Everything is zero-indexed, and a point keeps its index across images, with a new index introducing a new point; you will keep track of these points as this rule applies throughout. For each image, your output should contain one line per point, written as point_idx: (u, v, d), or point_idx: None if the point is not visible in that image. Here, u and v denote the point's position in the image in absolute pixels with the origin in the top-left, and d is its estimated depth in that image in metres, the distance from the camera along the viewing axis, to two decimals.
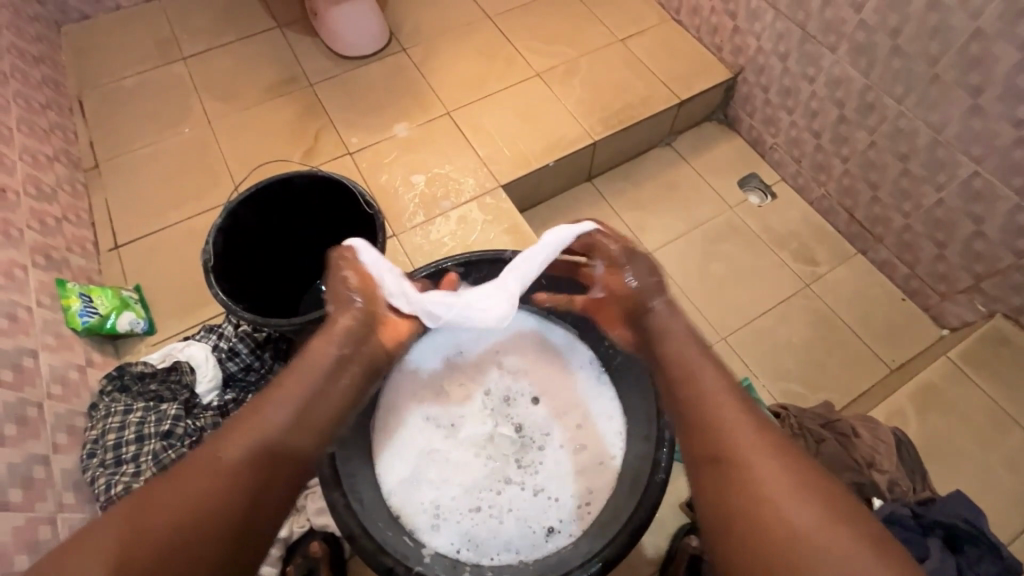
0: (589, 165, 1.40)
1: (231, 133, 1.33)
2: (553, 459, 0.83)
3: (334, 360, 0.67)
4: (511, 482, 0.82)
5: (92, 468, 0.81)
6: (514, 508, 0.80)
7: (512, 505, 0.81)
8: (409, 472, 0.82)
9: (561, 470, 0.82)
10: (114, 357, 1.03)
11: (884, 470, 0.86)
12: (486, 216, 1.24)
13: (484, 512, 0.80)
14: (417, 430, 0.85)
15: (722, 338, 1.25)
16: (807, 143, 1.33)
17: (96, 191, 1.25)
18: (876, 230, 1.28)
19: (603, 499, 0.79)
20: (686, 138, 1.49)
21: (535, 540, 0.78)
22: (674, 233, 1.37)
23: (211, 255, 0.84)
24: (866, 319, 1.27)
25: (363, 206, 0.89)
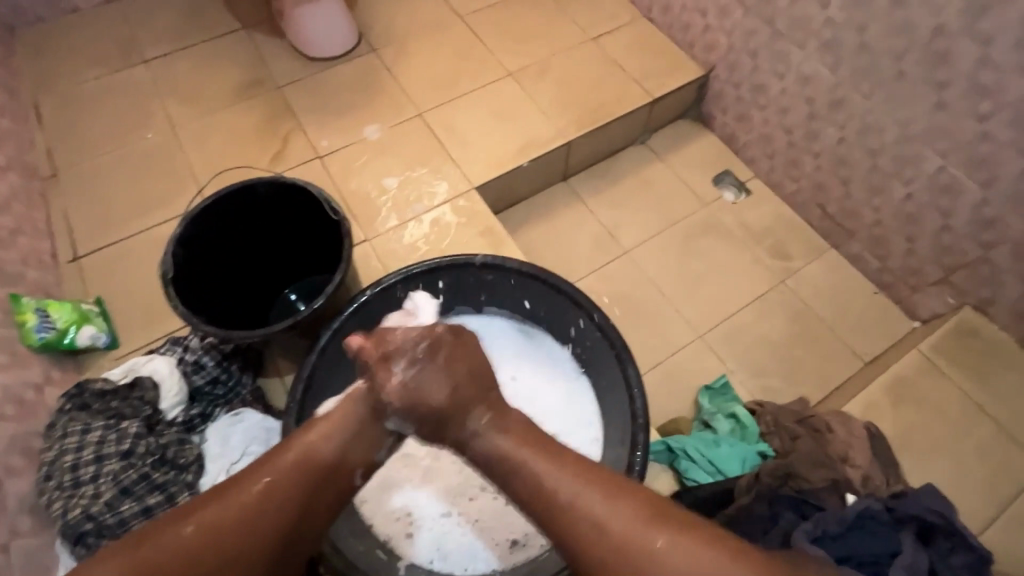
0: (564, 165, 1.39)
1: (197, 138, 1.29)
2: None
3: None
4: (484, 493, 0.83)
5: (48, 492, 0.78)
6: (482, 518, 0.80)
7: (481, 515, 0.81)
8: (382, 482, 0.82)
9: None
10: (74, 372, 0.99)
11: (857, 464, 0.87)
12: (459, 219, 1.22)
13: (453, 520, 0.80)
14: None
15: (699, 336, 1.25)
16: (779, 139, 1.34)
17: (54, 200, 1.20)
18: (848, 225, 1.29)
19: None
20: (661, 136, 1.49)
21: (500, 553, 0.78)
22: (650, 231, 1.37)
23: (170, 267, 0.82)
24: (840, 313, 1.28)
25: (329, 213, 0.87)
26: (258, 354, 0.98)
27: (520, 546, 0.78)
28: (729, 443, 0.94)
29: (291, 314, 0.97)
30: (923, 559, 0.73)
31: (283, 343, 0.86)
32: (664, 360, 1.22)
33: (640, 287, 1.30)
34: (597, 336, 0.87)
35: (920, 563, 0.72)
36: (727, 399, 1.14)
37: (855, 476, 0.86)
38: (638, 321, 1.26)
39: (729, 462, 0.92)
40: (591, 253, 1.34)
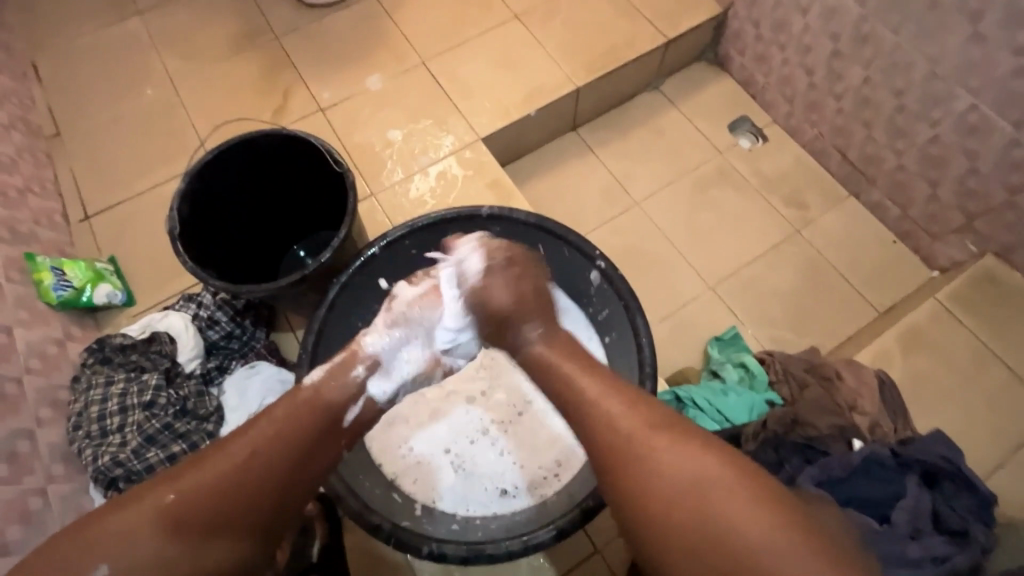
0: (574, 113, 1.34)
1: (197, 92, 1.26)
2: (530, 431, 0.86)
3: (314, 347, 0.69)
4: (484, 445, 0.86)
5: (78, 440, 0.81)
6: (483, 464, 0.84)
7: (478, 463, 0.84)
8: (395, 418, 0.87)
9: (533, 444, 0.85)
10: (94, 329, 1.02)
11: (866, 412, 0.84)
12: (466, 170, 1.20)
13: (456, 460, 0.84)
14: None
15: (710, 288, 1.24)
16: (800, 81, 1.27)
17: (60, 160, 1.20)
18: (868, 171, 1.25)
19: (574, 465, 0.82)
20: (675, 81, 1.43)
21: (488, 502, 0.81)
22: (662, 181, 1.34)
23: (176, 223, 0.82)
24: (855, 262, 1.25)
25: (332, 165, 0.86)
26: (270, 310, 1.00)
27: (509, 498, 0.81)
28: (737, 392, 0.94)
29: (300, 269, 0.98)
30: (927, 500, 0.74)
31: (293, 296, 0.87)
32: (675, 311, 1.21)
33: (651, 238, 1.28)
34: (607, 289, 0.85)
35: (924, 505, 0.73)
36: (737, 350, 1.14)
37: (863, 423, 0.84)
38: (647, 272, 1.25)
39: (736, 410, 0.91)
40: (600, 204, 1.31)
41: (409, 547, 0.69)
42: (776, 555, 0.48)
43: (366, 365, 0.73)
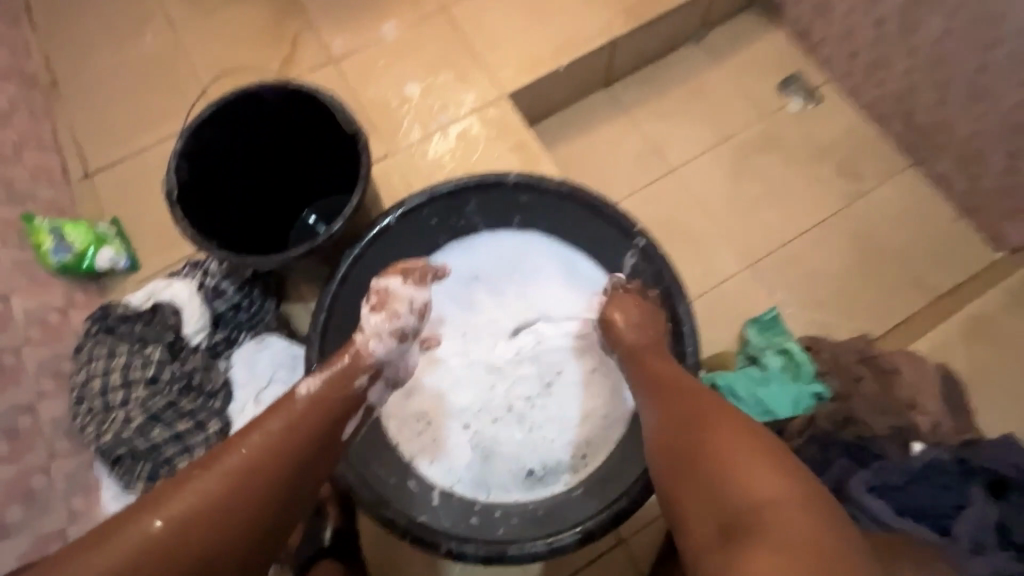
0: (607, 67, 1.22)
1: (199, 38, 1.17)
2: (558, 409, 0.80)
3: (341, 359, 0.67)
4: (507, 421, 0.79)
5: (82, 416, 0.77)
6: (505, 445, 0.78)
7: (500, 441, 0.79)
8: (410, 390, 0.80)
9: (561, 423, 0.79)
10: (99, 295, 0.98)
11: (927, 412, 0.77)
12: (489, 131, 1.10)
13: (476, 441, 0.78)
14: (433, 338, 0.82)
15: (750, 265, 1.15)
16: (865, 34, 1.13)
17: (57, 112, 1.13)
18: (936, 139, 1.12)
19: (603, 454, 0.76)
20: (721, 33, 1.29)
21: (511, 482, 0.77)
22: (702, 145, 1.22)
23: (174, 185, 0.75)
24: (912, 240, 1.14)
25: (344, 124, 0.78)
26: (279, 280, 0.93)
27: (533, 481, 0.77)
28: (778, 382, 0.84)
29: (309, 237, 0.90)
30: (993, 512, 0.67)
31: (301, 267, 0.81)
32: (711, 289, 1.13)
33: (687, 209, 1.18)
34: (648, 269, 0.76)
35: (989, 517, 0.66)
36: (779, 334, 1.04)
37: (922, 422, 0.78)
38: (683, 247, 1.16)
39: (776, 402, 0.82)
40: (633, 170, 1.21)
41: (425, 543, 0.68)
42: (765, 502, 0.51)
43: (369, 376, 0.68)
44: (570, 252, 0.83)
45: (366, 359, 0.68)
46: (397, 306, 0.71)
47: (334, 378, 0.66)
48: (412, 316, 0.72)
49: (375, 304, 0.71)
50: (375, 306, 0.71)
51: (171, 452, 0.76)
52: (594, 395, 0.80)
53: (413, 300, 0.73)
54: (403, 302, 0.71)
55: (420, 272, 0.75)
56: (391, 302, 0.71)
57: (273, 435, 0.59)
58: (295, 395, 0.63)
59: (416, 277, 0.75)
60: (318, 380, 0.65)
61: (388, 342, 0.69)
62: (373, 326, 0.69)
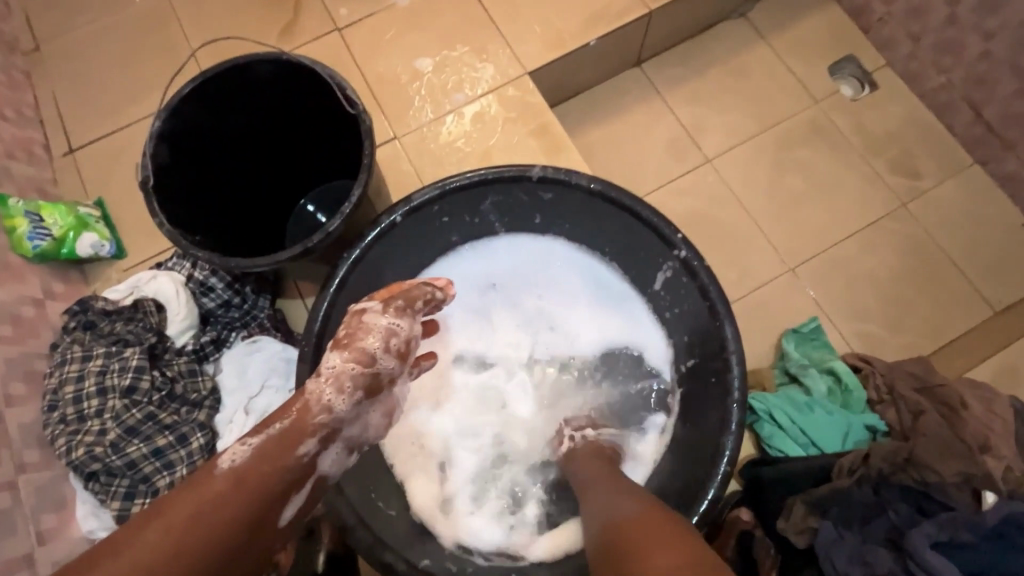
0: (641, 43, 1.10)
1: (192, 1, 1.06)
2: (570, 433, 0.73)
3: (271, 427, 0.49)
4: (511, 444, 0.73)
5: (52, 425, 0.70)
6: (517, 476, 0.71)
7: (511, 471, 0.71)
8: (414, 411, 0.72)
9: None
10: (81, 284, 0.90)
11: (1001, 455, 0.67)
12: (508, 112, 0.99)
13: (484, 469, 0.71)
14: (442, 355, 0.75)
15: (790, 269, 1.04)
16: (936, 12, 1.00)
17: (39, 80, 1.04)
18: (1008, 135, 1.00)
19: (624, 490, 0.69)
20: (768, 6, 1.16)
21: (512, 514, 0.70)
22: (742, 134, 1.11)
23: (151, 171, 0.65)
24: (974, 247, 1.03)
25: (345, 105, 0.68)
26: (275, 275, 0.85)
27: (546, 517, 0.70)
28: (827, 410, 0.77)
29: (307, 230, 0.81)
30: None
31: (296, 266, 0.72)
32: (747, 294, 1.03)
33: (723, 205, 1.08)
34: (686, 282, 0.67)
35: None
36: (817, 347, 0.96)
37: None
38: (717, 247, 1.05)
39: (827, 433, 0.75)
40: (665, 159, 1.10)
41: None
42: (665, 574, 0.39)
43: (319, 440, 0.51)
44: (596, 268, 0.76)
45: (317, 413, 0.52)
46: (367, 342, 0.57)
47: (273, 446, 0.49)
48: (386, 355, 0.58)
49: (342, 338, 0.58)
50: (342, 341, 0.57)
51: (149, 469, 0.70)
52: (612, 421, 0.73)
53: (389, 335, 0.59)
54: (376, 336, 0.58)
55: (404, 301, 0.62)
56: (360, 336, 0.57)
57: (177, 530, 0.41)
58: (214, 470, 0.45)
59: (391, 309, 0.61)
60: (250, 447, 0.48)
61: (349, 391, 0.54)
62: (332, 367, 0.55)
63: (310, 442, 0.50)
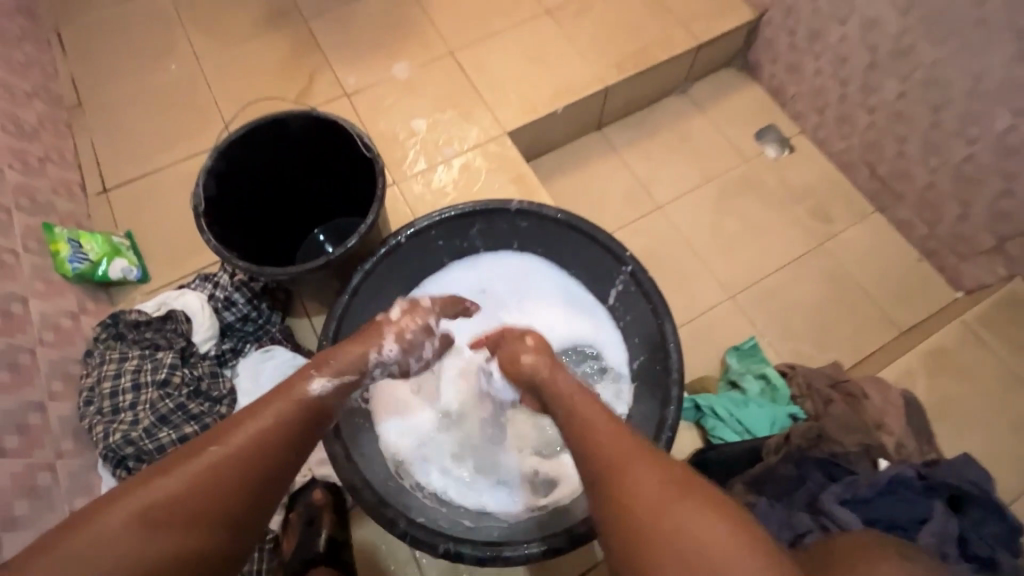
0: (600, 112, 1.32)
1: (221, 69, 1.25)
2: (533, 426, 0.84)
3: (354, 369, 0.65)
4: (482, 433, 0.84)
5: (89, 417, 0.80)
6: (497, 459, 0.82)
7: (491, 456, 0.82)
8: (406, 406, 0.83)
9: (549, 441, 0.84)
10: (108, 304, 1.01)
11: (892, 433, 0.84)
12: (490, 164, 1.18)
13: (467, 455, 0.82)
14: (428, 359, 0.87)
15: (731, 296, 1.22)
16: (832, 92, 1.26)
17: (80, 131, 1.19)
18: (897, 188, 1.23)
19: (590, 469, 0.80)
20: (704, 86, 1.41)
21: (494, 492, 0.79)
22: (687, 186, 1.32)
23: (202, 200, 0.80)
24: (880, 280, 1.23)
25: (362, 150, 0.84)
26: (287, 294, 0.98)
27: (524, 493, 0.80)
28: (758, 404, 0.92)
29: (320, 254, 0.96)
30: (953, 526, 0.71)
31: (314, 281, 0.85)
32: (695, 318, 1.20)
33: (672, 243, 1.26)
34: (635, 291, 0.83)
35: (950, 530, 0.71)
36: (756, 362, 1.12)
37: (889, 443, 0.85)
38: (669, 278, 1.23)
39: (759, 422, 0.90)
40: (623, 206, 1.30)
41: (425, 545, 0.67)
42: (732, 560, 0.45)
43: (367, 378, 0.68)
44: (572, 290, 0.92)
45: (377, 363, 0.68)
46: (411, 325, 0.71)
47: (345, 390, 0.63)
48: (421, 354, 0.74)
49: (419, 319, 0.73)
50: (417, 321, 0.72)
51: None
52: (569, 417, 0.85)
53: (427, 328, 0.73)
54: (429, 341, 0.74)
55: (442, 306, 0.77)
56: (427, 333, 0.73)
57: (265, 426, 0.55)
58: (309, 393, 0.59)
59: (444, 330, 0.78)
60: (333, 382, 0.62)
61: (395, 359, 0.71)
62: (403, 335, 0.70)
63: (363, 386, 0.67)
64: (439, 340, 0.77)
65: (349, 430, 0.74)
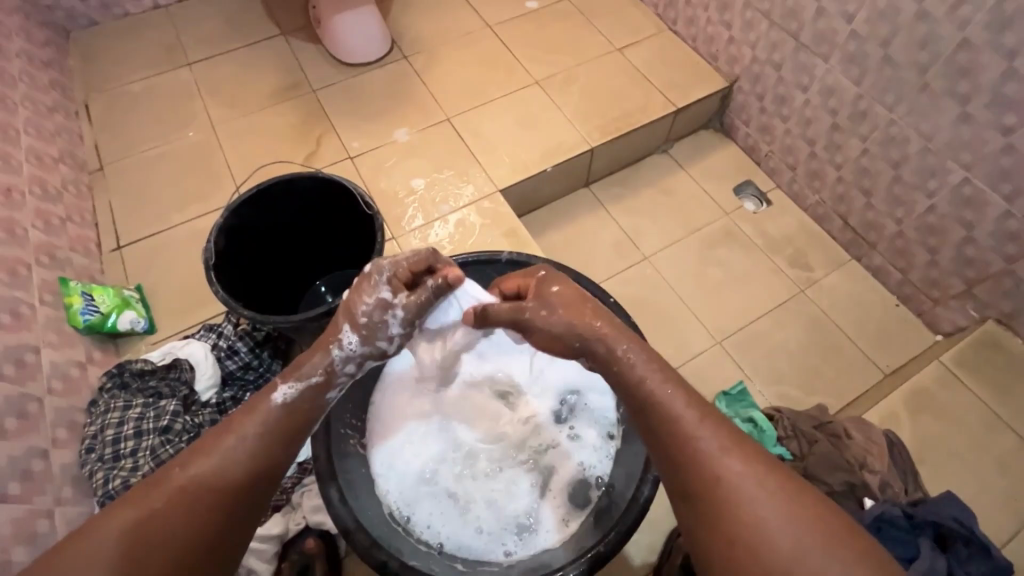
0: (587, 171, 1.42)
1: (235, 136, 1.35)
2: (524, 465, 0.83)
3: (321, 378, 0.65)
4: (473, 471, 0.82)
5: (90, 463, 0.83)
6: (490, 499, 0.80)
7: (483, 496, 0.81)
8: (397, 446, 0.82)
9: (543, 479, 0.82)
10: (114, 354, 1.04)
11: (876, 471, 0.88)
12: (484, 220, 1.25)
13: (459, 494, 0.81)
14: (419, 396, 0.86)
15: (718, 342, 1.26)
16: (802, 150, 1.35)
17: (100, 193, 1.27)
18: (869, 237, 1.30)
19: (583, 510, 0.78)
20: (684, 146, 1.52)
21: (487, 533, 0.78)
22: (671, 237, 1.39)
23: (212, 254, 0.86)
24: (860, 325, 1.28)
25: (363, 207, 0.91)
26: (287, 343, 1.03)
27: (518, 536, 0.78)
28: None
29: (320, 304, 1.02)
30: (940, 563, 0.72)
31: (315, 329, 0.90)
32: (684, 364, 1.23)
33: (660, 291, 1.32)
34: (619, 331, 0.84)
35: (937, 568, 0.72)
36: (744, 405, 1.15)
37: (873, 482, 0.88)
38: (657, 325, 1.28)
39: None
40: (611, 257, 1.36)
41: None
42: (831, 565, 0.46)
43: (337, 367, 0.66)
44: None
45: (340, 351, 0.67)
46: (363, 308, 0.68)
47: (312, 393, 0.64)
48: (394, 330, 0.70)
49: (376, 292, 0.68)
50: (374, 296, 0.68)
51: None
52: (559, 460, 0.83)
53: (385, 305, 0.69)
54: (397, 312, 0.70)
55: (407, 268, 0.72)
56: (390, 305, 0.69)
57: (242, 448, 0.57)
58: (271, 401, 0.61)
59: (421, 296, 0.72)
60: (296, 389, 0.63)
61: (365, 343, 0.68)
62: (363, 314, 0.67)
63: (333, 390, 0.67)
64: (415, 311, 0.71)
65: (343, 474, 0.75)
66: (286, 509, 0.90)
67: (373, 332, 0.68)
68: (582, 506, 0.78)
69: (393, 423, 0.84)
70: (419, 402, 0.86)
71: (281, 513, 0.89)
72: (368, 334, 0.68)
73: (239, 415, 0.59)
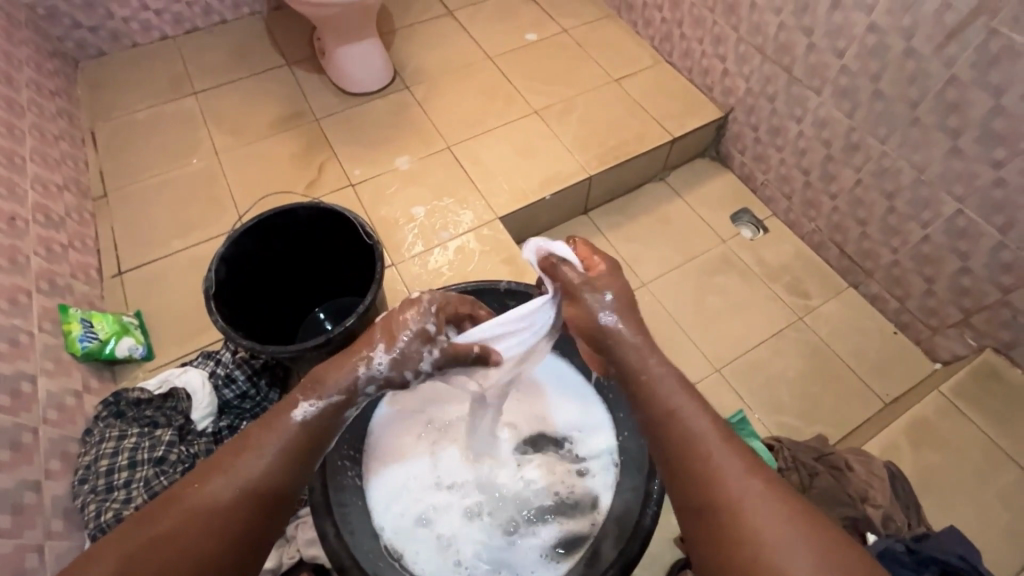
0: (586, 199, 1.44)
1: (238, 163, 1.37)
2: (516, 505, 0.81)
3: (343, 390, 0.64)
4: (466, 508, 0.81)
5: (83, 494, 0.82)
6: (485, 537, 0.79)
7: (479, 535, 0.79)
8: (395, 480, 0.82)
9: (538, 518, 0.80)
10: (111, 382, 1.04)
11: (878, 504, 0.88)
12: (483, 247, 1.26)
13: (454, 532, 0.79)
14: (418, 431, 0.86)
15: (717, 370, 1.26)
16: (797, 180, 1.37)
17: (103, 219, 1.28)
18: (866, 265, 1.31)
19: (578, 550, 0.76)
20: (681, 173, 1.54)
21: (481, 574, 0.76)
22: (670, 264, 1.40)
23: (213, 283, 0.87)
24: (860, 353, 1.28)
25: (363, 237, 0.92)
26: (285, 370, 1.02)
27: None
28: None
29: (319, 332, 1.02)
30: None
31: (313, 359, 0.90)
32: None
33: (659, 319, 1.32)
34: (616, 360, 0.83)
35: None
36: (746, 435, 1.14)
37: (875, 516, 0.87)
38: None
39: None
40: None
41: None
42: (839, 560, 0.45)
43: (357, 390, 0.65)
44: (566, 371, 0.88)
45: (364, 370, 0.64)
46: (405, 333, 0.66)
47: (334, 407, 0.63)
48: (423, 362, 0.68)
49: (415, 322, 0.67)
50: (414, 326, 0.67)
51: None
52: (553, 504, 0.80)
53: (425, 336, 0.67)
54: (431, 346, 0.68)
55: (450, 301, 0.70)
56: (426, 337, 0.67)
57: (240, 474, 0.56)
58: (290, 417, 0.60)
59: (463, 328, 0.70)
60: (315, 405, 0.62)
61: (397, 374, 0.66)
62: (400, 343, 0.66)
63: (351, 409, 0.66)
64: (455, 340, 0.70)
65: (339, 507, 0.75)
66: (280, 542, 0.89)
67: (405, 362, 0.67)
68: (577, 546, 0.76)
69: (392, 457, 0.83)
70: (417, 436, 0.85)
71: (275, 546, 0.88)
72: (399, 364, 0.66)
73: (256, 430, 0.59)
